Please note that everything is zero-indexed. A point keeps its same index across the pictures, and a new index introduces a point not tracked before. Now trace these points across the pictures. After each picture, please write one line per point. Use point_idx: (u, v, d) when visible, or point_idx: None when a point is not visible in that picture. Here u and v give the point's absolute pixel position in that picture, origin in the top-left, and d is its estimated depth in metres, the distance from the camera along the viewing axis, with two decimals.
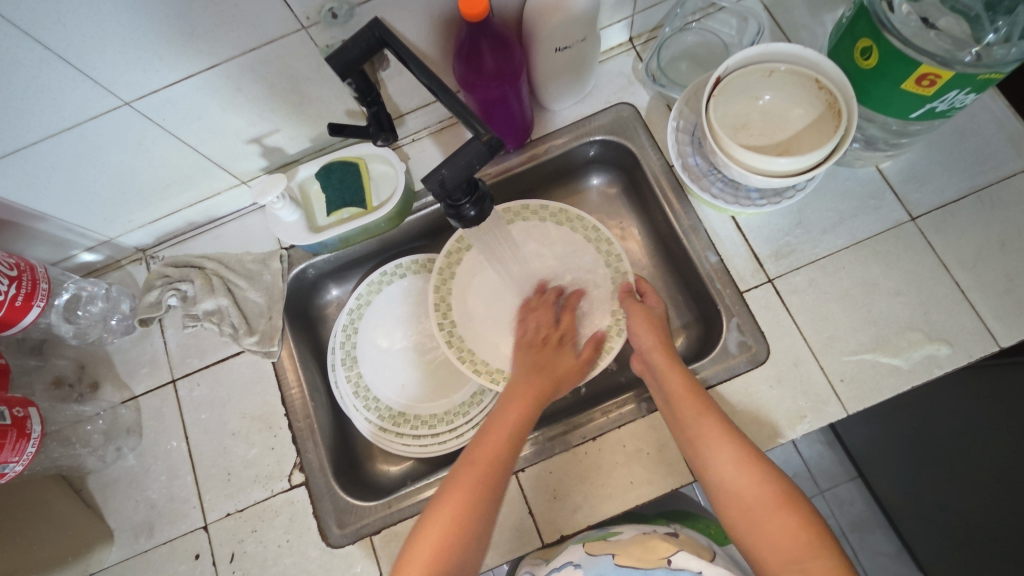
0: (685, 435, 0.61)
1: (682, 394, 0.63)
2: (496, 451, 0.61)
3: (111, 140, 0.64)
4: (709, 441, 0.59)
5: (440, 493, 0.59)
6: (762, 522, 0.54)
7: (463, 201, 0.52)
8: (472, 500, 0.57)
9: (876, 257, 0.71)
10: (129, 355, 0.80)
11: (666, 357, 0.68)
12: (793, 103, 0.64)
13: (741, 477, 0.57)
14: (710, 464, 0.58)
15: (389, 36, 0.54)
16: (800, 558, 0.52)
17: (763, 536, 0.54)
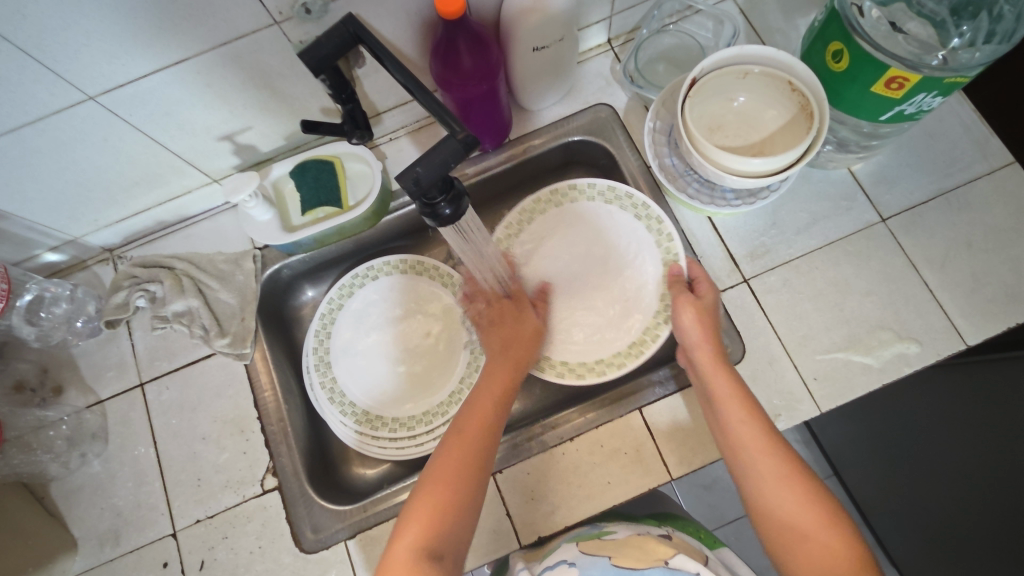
0: (733, 441, 0.59)
1: (729, 397, 0.60)
2: (472, 453, 0.58)
3: (76, 136, 0.61)
4: (753, 450, 0.57)
5: (419, 487, 0.57)
6: (804, 536, 0.52)
7: (439, 199, 0.51)
8: (461, 474, 0.57)
9: (848, 257, 0.72)
10: (94, 358, 0.77)
11: (713, 355, 0.63)
12: (767, 104, 0.65)
13: (783, 491, 0.54)
14: (753, 474, 0.56)
15: (363, 32, 0.53)
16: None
17: (804, 553, 0.52)
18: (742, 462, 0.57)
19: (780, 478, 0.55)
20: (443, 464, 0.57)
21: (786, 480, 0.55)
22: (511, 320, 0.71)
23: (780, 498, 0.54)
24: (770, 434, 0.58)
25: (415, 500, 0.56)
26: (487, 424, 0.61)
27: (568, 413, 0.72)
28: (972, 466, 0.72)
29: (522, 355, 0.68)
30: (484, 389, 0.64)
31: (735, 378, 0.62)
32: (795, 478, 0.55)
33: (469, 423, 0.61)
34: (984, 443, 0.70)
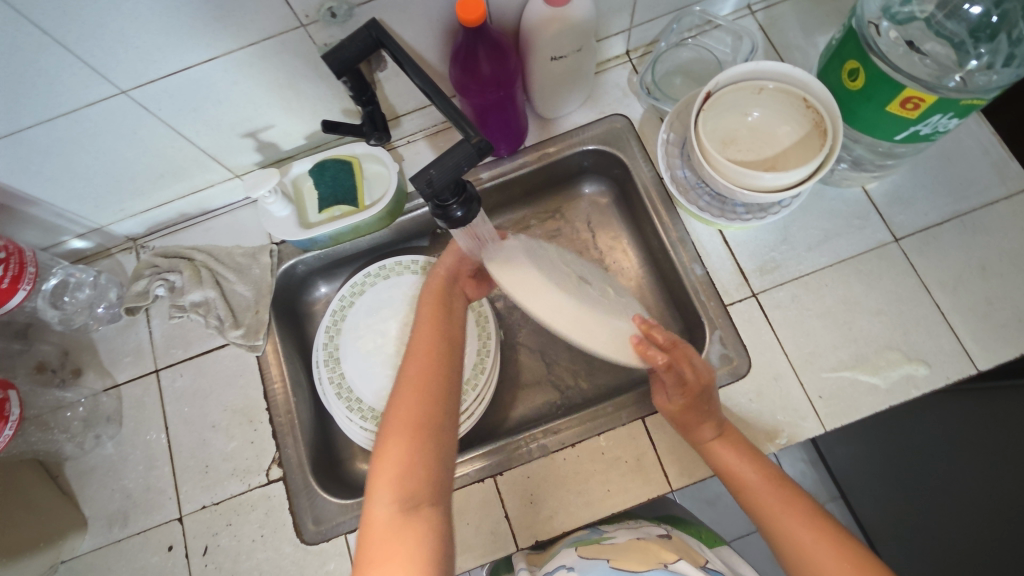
0: (750, 505, 0.57)
1: (735, 461, 0.59)
2: (426, 396, 0.56)
3: (106, 127, 0.64)
4: (769, 512, 0.56)
5: (384, 425, 0.55)
6: None
7: (451, 201, 0.52)
8: (428, 399, 0.56)
9: (859, 277, 0.72)
10: (113, 343, 0.80)
11: (705, 420, 0.60)
12: (781, 121, 0.65)
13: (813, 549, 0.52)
14: (778, 538, 0.55)
15: (386, 37, 0.55)
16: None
17: None
18: (766, 525, 0.56)
19: (803, 534, 0.53)
20: (399, 418, 0.55)
21: (808, 533, 0.53)
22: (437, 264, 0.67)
23: (807, 554, 0.52)
24: (782, 485, 0.57)
25: (384, 440, 0.54)
26: (435, 365, 0.58)
27: (570, 419, 0.72)
28: (985, 491, 0.70)
29: (449, 291, 0.66)
30: (424, 328, 0.61)
31: (734, 436, 0.61)
32: (820, 530, 0.53)
33: (417, 371, 0.58)
34: (991, 468, 0.69)
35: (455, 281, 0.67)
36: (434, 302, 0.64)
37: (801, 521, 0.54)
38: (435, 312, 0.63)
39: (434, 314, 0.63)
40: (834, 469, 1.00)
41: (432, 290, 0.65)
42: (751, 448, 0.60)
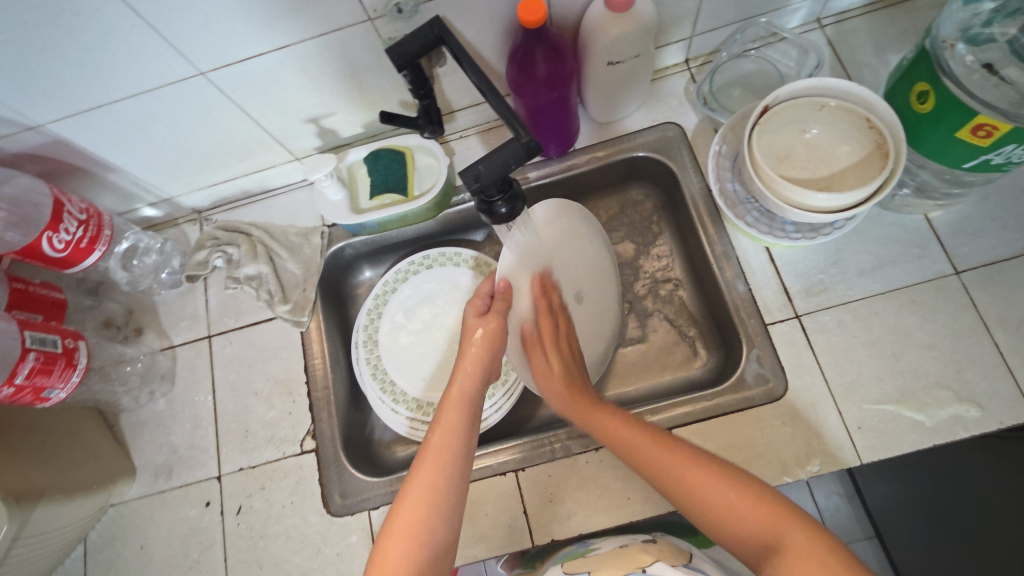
0: (636, 463, 0.59)
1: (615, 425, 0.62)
2: (420, 516, 0.53)
3: (183, 105, 0.68)
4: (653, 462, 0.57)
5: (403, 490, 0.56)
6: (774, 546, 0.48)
7: (496, 198, 0.54)
8: (448, 468, 0.57)
9: (912, 307, 0.69)
10: (173, 307, 0.85)
11: (574, 392, 0.68)
12: (840, 140, 0.63)
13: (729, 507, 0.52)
14: (670, 487, 0.55)
15: (447, 34, 0.57)
16: (777, 540, 0.49)
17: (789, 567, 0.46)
18: (653, 476, 0.57)
19: (700, 480, 0.54)
20: (389, 538, 0.53)
21: (694, 471, 0.55)
22: (460, 367, 0.67)
23: (696, 490, 0.54)
24: (663, 438, 0.59)
25: (399, 506, 0.54)
26: (441, 465, 0.57)
27: None
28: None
29: (470, 401, 0.64)
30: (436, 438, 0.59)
31: (604, 407, 0.65)
32: (703, 469, 0.55)
33: (416, 482, 0.56)
34: None
35: (474, 386, 0.66)
36: (450, 414, 0.62)
37: (688, 462, 0.55)
38: (450, 426, 0.60)
39: (448, 429, 0.60)
40: (869, 506, 0.95)
41: (450, 399, 0.64)
42: (625, 416, 0.63)
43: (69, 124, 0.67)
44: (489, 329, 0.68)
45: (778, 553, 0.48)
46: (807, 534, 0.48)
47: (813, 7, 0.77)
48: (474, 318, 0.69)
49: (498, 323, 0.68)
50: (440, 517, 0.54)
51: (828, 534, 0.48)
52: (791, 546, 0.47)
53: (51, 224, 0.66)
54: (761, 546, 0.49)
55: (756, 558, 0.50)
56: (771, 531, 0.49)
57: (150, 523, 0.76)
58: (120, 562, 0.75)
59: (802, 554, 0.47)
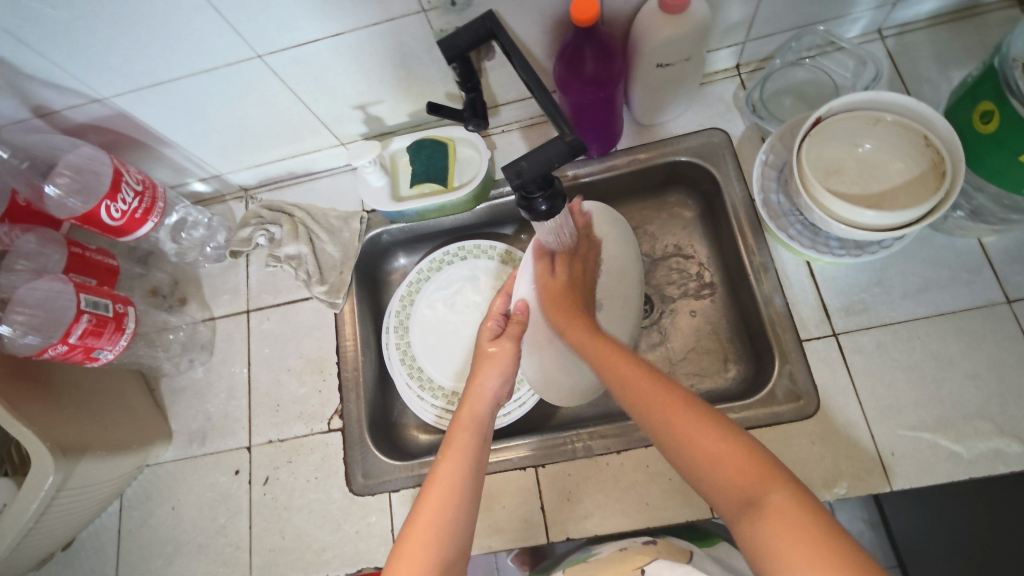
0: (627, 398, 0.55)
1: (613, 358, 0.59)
2: (424, 548, 0.51)
3: (237, 85, 0.70)
4: (642, 395, 0.54)
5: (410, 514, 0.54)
6: (753, 505, 0.43)
7: (536, 195, 0.54)
8: (458, 490, 0.55)
9: (957, 334, 0.67)
10: (215, 281, 0.88)
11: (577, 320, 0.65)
12: (894, 156, 0.61)
13: (712, 460, 0.47)
14: (655, 426, 0.52)
15: (498, 28, 0.57)
16: (755, 497, 0.43)
17: (770, 535, 0.41)
18: (639, 415, 0.53)
19: (687, 424, 0.49)
20: (400, 558, 0.51)
21: (679, 415, 0.50)
22: (470, 393, 0.65)
23: (679, 433, 0.49)
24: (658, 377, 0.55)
25: (406, 532, 0.53)
26: (450, 489, 0.55)
27: (618, 426, 0.72)
28: None
29: (480, 424, 0.62)
30: (445, 459, 0.57)
31: (607, 339, 0.62)
32: (691, 417, 0.49)
33: (424, 508, 0.54)
34: None
35: (487, 408, 0.64)
36: (458, 436, 0.60)
37: (675, 404, 0.51)
38: (458, 447, 0.58)
39: (457, 450, 0.58)
40: (895, 535, 0.92)
41: (460, 420, 0.62)
42: (627, 352, 0.60)
43: (131, 98, 0.70)
44: (504, 352, 0.68)
45: (755, 512, 0.43)
46: (790, 497, 0.42)
47: (875, 17, 0.75)
48: (487, 341, 0.70)
49: (512, 345, 0.68)
50: (453, 536, 0.53)
51: (818, 503, 0.42)
52: (771, 508, 0.42)
53: (109, 193, 0.68)
54: (738, 502, 0.44)
55: (732, 513, 0.45)
56: (751, 488, 0.44)
57: (182, 486, 0.80)
58: (152, 521, 0.79)
59: (779, 517, 0.42)
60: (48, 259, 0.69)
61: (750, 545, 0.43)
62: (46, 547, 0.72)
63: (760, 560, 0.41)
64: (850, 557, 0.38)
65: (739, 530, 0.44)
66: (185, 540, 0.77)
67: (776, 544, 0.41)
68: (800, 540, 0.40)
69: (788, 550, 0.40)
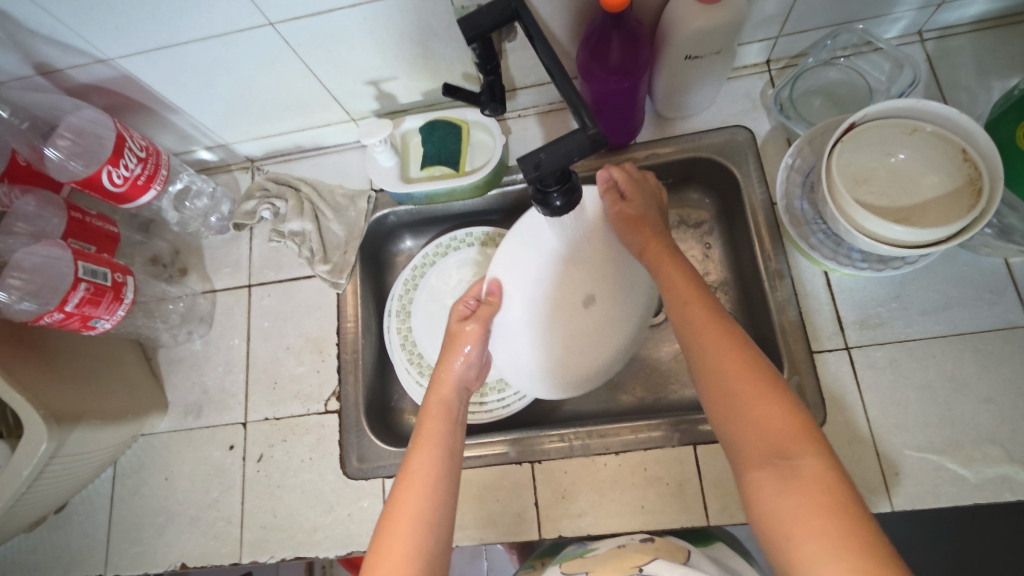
0: (683, 324, 0.54)
1: (679, 281, 0.57)
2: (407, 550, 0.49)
3: (248, 53, 0.68)
4: (703, 324, 0.52)
5: (384, 517, 0.52)
6: (787, 462, 0.44)
7: (553, 188, 0.52)
8: (434, 486, 0.53)
9: (974, 356, 0.65)
10: (218, 253, 0.87)
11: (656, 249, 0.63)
12: (928, 169, 0.59)
13: (758, 405, 0.46)
14: (703, 357, 0.50)
15: (523, 9, 0.54)
16: (786, 454, 0.44)
17: (793, 504, 0.42)
18: (695, 344, 0.52)
19: (739, 366, 0.48)
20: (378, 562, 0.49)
21: (736, 354, 0.49)
22: (439, 378, 0.63)
23: (729, 377, 0.48)
24: (724, 311, 0.53)
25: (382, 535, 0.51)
26: (428, 487, 0.53)
27: (619, 426, 0.71)
28: None
29: (451, 412, 0.61)
30: (415, 459, 0.55)
31: (682, 265, 0.59)
32: (744, 357, 0.49)
33: (402, 502, 0.52)
34: None
35: (455, 393, 0.63)
36: (429, 426, 0.58)
37: (735, 345, 0.50)
38: (430, 438, 0.57)
39: (429, 439, 0.57)
40: None
41: (431, 408, 0.60)
42: (696, 278, 0.57)
43: (138, 61, 0.67)
44: (472, 336, 0.65)
45: (784, 473, 0.43)
46: (820, 462, 0.43)
47: (916, 19, 0.71)
48: (455, 323, 0.66)
49: (484, 325, 0.65)
50: (434, 528, 0.51)
51: (843, 474, 0.43)
52: (799, 472, 0.43)
53: (111, 158, 0.66)
54: (766, 454, 0.45)
55: (752, 466, 0.45)
56: (787, 444, 0.44)
57: (175, 457, 0.79)
58: (144, 490, 0.78)
59: (807, 480, 0.42)
60: (48, 222, 0.68)
61: (761, 499, 0.44)
62: (38, 511, 0.72)
63: (769, 514, 0.43)
64: (869, 535, 0.39)
65: (755, 479, 0.45)
66: (176, 512, 0.77)
67: (795, 506, 0.42)
68: (815, 511, 0.41)
69: (809, 517, 0.41)
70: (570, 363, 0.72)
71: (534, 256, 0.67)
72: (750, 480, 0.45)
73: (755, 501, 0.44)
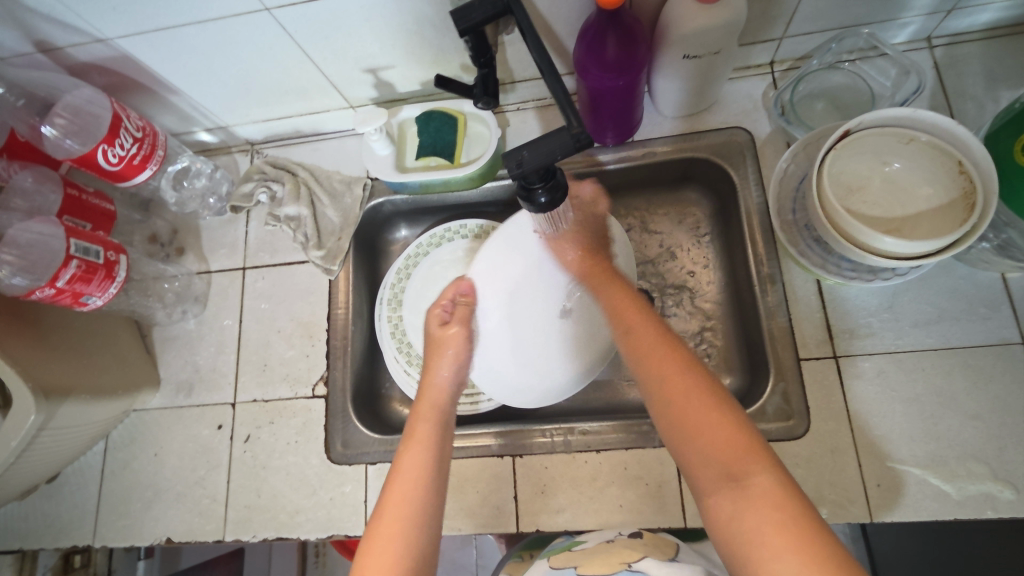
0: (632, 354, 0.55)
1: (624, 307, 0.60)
2: (399, 551, 0.50)
3: (245, 37, 0.68)
4: (642, 340, 0.55)
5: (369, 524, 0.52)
6: (741, 483, 0.43)
7: (536, 186, 0.51)
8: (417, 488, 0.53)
9: (963, 371, 0.64)
10: (215, 233, 0.87)
11: (599, 270, 0.66)
12: (923, 181, 0.58)
13: (715, 431, 0.46)
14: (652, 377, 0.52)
15: (515, 4, 0.54)
16: (739, 476, 0.44)
17: (749, 524, 0.42)
18: (642, 371, 0.53)
19: (688, 390, 0.49)
20: (367, 555, 0.50)
21: (688, 379, 0.50)
22: (426, 382, 0.64)
23: (682, 406, 0.48)
24: (669, 338, 0.54)
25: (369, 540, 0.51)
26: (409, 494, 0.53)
27: (601, 424, 0.71)
28: None
29: (442, 414, 0.60)
30: (406, 449, 0.56)
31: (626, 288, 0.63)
32: (696, 378, 0.50)
33: (392, 503, 0.53)
34: None
35: (445, 396, 0.63)
36: (421, 423, 0.59)
37: (684, 370, 0.51)
38: (421, 438, 0.57)
39: (418, 441, 0.57)
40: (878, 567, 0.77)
41: (421, 411, 0.60)
42: (642, 302, 0.60)
43: (136, 41, 0.67)
44: (455, 338, 0.68)
45: (739, 492, 0.43)
46: (771, 480, 0.43)
47: (925, 24, 0.69)
48: (436, 328, 0.69)
49: (462, 329, 0.69)
50: (426, 531, 0.52)
51: (798, 490, 0.43)
52: (750, 484, 0.43)
53: (107, 137, 0.67)
54: (716, 475, 0.45)
55: (710, 486, 0.45)
56: (738, 464, 0.44)
57: (166, 434, 0.81)
58: (135, 465, 0.80)
59: (760, 499, 0.42)
60: (45, 198, 0.69)
61: (723, 521, 0.43)
62: (31, 479, 0.74)
63: (725, 532, 0.43)
64: (827, 551, 0.39)
65: (710, 501, 0.45)
66: (164, 488, 0.79)
67: (752, 523, 0.42)
68: (775, 529, 0.41)
69: (767, 534, 0.41)
70: (551, 369, 0.75)
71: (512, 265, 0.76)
72: (710, 507, 0.45)
73: (714, 522, 0.44)
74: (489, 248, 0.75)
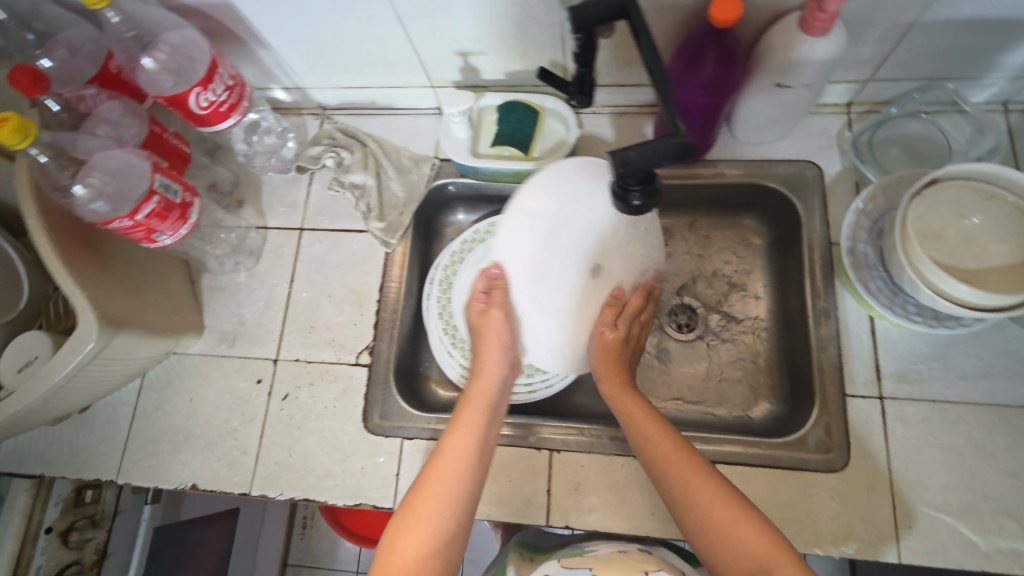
0: (651, 460, 0.57)
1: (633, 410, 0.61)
2: (441, 521, 0.54)
3: (350, 4, 0.69)
4: (657, 445, 0.58)
5: (406, 503, 0.55)
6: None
7: (634, 187, 0.51)
8: (456, 488, 0.55)
9: (1004, 429, 0.65)
10: (276, 191, 0.88)
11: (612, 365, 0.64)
12: (998, 238, 0.60)
13: (739, 531, 0.50)
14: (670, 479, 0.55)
15: (633, 7, 0.54)
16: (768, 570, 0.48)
17: None
18: (659, 475, 0.56)
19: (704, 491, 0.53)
20: (406, 533, 0.53)
21: (702, 483, 0.54)
22: (480, 368, 0.64)
23: (704, 505, 0.52)
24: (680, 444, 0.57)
25: (402, 526, 0.54)
26: (446, 495, 0.55)
27: None
28: None
29: (493, 401, 0.62)
30: (456, 432, 0.59)
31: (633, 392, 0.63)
32: (713, 482, 0.54)
33: (433, 480, 0.56)
34: None
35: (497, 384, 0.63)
36: (469, 408, 0.61)
37: (696, 473, 0.54)
38: (471, 424, 0.59)
39: (468, 425, 0.59)
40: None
41: (471, 397, 0.62)
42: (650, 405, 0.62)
43: None
44: (499, 324, 0.62)
45: None
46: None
47: (1008, 88, 0.71)
48: (477, 314, 0.64)
49: (501, 313, 0.62)
50: (457, 523, 0.54)
51: None
52: None
53: (202, 80, 0.67)
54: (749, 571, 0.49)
55: None
56: (765, 562, 0.48)
57: (203, 381, 0.81)
58: (168, 408, 0.80)
59: None
60: (126, 130, 0.70)
61: None
62: (68, 407, 0.74)
63: None
64: None
65: None
66: (195, 434, 0.79)
67: None
68: None
69: None
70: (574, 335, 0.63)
71: (535, 229, 0.56)
72: None
73: None
74: (514, 220, 0.57)
